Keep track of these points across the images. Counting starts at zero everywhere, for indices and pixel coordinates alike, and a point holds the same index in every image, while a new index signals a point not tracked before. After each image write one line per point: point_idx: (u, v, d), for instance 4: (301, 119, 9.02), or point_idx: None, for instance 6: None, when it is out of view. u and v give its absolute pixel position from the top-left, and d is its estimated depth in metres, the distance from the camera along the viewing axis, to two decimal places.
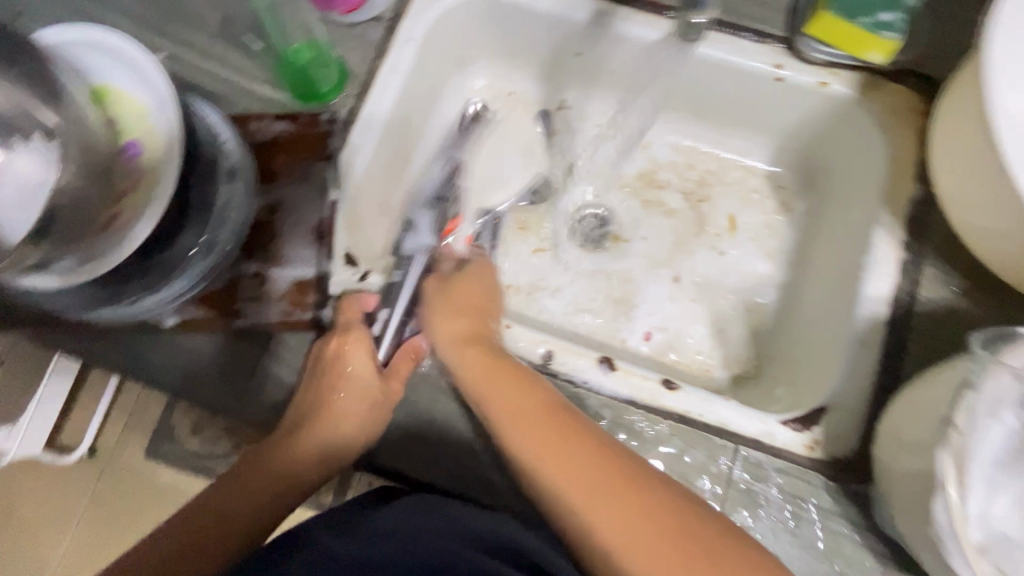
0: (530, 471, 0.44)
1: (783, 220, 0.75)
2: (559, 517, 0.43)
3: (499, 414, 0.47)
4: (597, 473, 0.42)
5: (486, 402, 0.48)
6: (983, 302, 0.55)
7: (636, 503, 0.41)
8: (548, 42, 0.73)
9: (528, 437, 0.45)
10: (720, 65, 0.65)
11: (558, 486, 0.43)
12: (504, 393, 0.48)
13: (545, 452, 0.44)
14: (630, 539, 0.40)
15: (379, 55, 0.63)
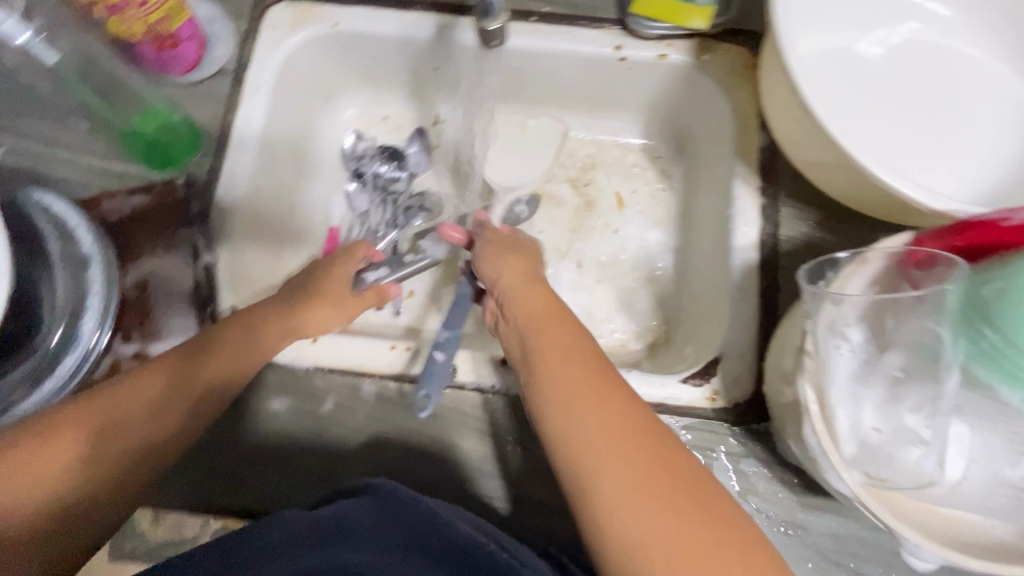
0: (557, 423, 0.42)
1: (665, 189, 0.78)
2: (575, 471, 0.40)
3: (542, 350, 0.46)
4: (626, 434, 0.40)
5: (539, 349, 0.46)
6: (836, 231, 0.59)
7: (655, 470, 0.39)
8: (405, 63, 0.73)
9: (561, 386, 0.43)
10: (568, 54, 0.68)
11: (582, 442, 0.40)
12: (552, 341, 0.46)
13: (581, 407, 0.42)
14: (642, 500, 0.37)
15: (229, 110, 0.62)
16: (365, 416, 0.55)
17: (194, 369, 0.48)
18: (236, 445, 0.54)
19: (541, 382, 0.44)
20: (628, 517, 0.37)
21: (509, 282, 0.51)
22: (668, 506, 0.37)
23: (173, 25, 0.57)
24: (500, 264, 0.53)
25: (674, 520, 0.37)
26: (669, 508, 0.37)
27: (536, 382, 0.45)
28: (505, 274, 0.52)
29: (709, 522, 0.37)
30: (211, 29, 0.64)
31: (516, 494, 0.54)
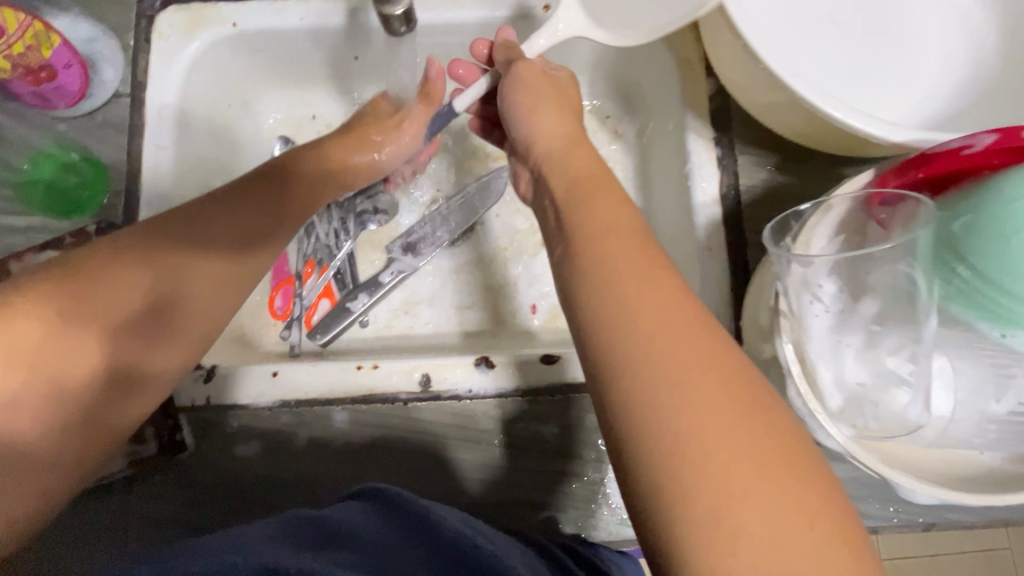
0: (604, 320, 0.32)
1: (619, 150, 0.74)
2: (617, 381, 0.30)
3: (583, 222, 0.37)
4: (689, 343, 0.30)
5: (583, 228, 0.37)
6: (796, 173, 0.57)
7: (724, 397, 0.28)
8: (323, 56, 0.67)
9: (617, 266, 0.33)
10: (495, 22, 0.63)
11: (632, 349, 0.30)
12: (601, 224, 0.36)
13: (636, 304, 0.31)
14: (700, 425, 0.28)
15: (135, 139, 0.57)
16: (343, 443, 0.53)
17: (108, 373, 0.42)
18: (216, 491, 0.52)
19: (590, 258, 0.34)
20: (678, 443, 0.28)
21: (553, 136, 0.46)
22: (737, 440, 0.27)
23: (46, 53, 0.51)
24: (535, 104, 0.48)
25: (738, 455, 0.27)
26: (735, 440, 0.27)
27: (578, 254, 0.35)
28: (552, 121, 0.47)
29: (782, 464, 0.27)
30: (94, 48, 0.56)
31: (512, 498, 0.53)
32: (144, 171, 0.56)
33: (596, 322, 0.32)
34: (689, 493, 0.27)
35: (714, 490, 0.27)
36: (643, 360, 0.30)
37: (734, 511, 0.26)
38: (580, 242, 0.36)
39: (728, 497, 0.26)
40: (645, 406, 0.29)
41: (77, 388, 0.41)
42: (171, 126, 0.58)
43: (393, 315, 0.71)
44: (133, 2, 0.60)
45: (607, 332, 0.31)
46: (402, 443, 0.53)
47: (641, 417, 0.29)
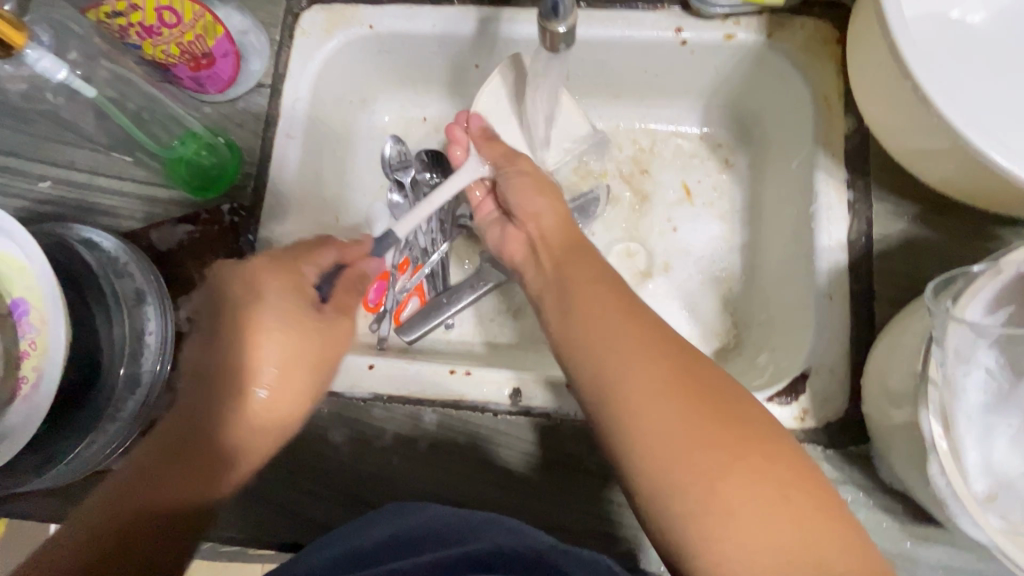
0: (597, 367, 0.41)
1: (728, 180, 0.71)
2: (615, 414, 0.39)
3: (572, 281, 0.48)
4: (662, 378, 0.39)
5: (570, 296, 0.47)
6: (936, 228, 0.52)
7: (699, 408, 0.37)
8: (444, 62, 0.69)
9: (588, 315, 0.44)
10: (621, 43, 0.62)
11: (623, 410, 0.39)
12: (586, 292, 0.46)
13: (612, 352, 0.41)
14: (681, 451, 0.36)
15: (270, 127, 0.60)
16: (427, 445, 0.53)
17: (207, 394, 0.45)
18: (303, 472, 0.53)
19: (577, 308, 0.45)
20: (668, 449, 0.36)
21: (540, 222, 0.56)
22: (706, 444, 0.36)
23: (209, 43, 0.55)
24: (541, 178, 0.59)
25: (719, 455, 0.35)
26: (711, 463, 0.35)
27: (573, 303, 0.46)
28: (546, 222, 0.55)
29: (755, 460, 0.35)
30: (245, 40, 0.62)
31: (590, 528, 0.51)
32: (274, 158, 0.59)
33: (590, 373, 0.42)
34: (681, 497, 0.35)
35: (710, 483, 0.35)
36: (626, 399, 0.39)
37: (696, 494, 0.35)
38: (566, 318, 0.46)
39: (717, 514, 0.34)
40: (647, 452, 0.37)
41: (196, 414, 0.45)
42: (301, 118, 0.61)
43: (478, 322, 0.71)
44: None
45: (599, 384, 0.41)
46: (478, 455, 0.53)
47: (630, 433, 0.38)
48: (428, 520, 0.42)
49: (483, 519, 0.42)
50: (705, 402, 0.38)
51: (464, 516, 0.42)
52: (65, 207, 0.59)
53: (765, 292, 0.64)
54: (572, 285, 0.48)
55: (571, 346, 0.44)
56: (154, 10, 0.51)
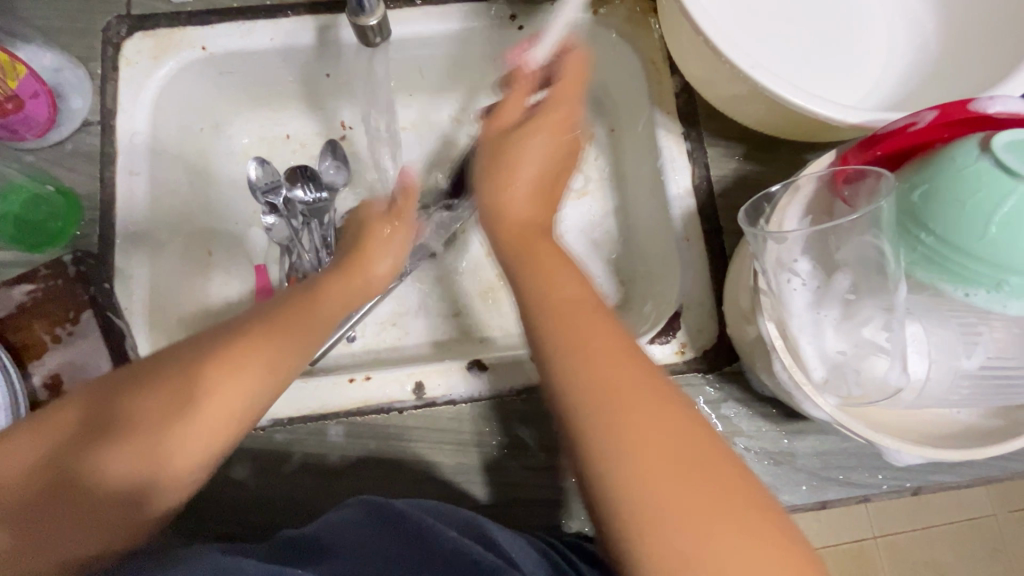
0: (582, 390, 0.37)
1: (592, 150, 0.76)
2: (596, 435, 0.36)
3: (529, 297, 0.43)
4: (641, 392, 0.37)
5: (529, 311, 0.43)
6: (761, 163, 0.59)
7: (676, 452, 0.35)
8: (293, 75, 0.67)
9: (554, 330, 0.40)
10: (463, 35, 0.64)
11: (604, 427, 0.36)
12: (555, 301, 0.42)
13: (592, 362, 0.38)
14: (659, 476, 0.34)
15: (108, 166, 0.56)
16: (339, 458, 0.52)
17: (130, 398, 0.39)
18: (211, 516, 0.50)
19: (534, 321, 0.42)
20: (642, 475, 0.34)
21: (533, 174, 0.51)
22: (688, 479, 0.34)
23: (12, 83, 0.51)
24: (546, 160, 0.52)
25: (697, 494, 0.34)
26: (687, 489, 0.34)
27: (528, 315, 0.42)
28: (514, 207, 0.50)
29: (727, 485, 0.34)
30: (61, 78, 0.57)
31: (515, 500, 0.52)
32: (119, 198, 0.56)
33: (576, 395, 0.37)
34: (657, 526, 0.33)
35: (678, 515, 0.33)
36: (609, 428, 0.36)
37: (673, 518, 0.33)
38: (530, 326, 0.42)
39: (693, 543, 0.33)
40: (626, 471, 0.35)
41: (105, 413, 0.39)
42: (144, 151, 0.58)
43: (381, 329, 0.70)
44: (98, 29, 0.59)
45: (574, 393, 0.37)
46: (392, 457, 0.52)
47: (609, 447, 0.35)
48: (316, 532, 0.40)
49: (373, 511, 0.42)
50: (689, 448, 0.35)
51: (365, 514, 0.42)
52: None
53: (640, 246, 0.69)
54: (551, 306, 0.42)
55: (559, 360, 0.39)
56: None
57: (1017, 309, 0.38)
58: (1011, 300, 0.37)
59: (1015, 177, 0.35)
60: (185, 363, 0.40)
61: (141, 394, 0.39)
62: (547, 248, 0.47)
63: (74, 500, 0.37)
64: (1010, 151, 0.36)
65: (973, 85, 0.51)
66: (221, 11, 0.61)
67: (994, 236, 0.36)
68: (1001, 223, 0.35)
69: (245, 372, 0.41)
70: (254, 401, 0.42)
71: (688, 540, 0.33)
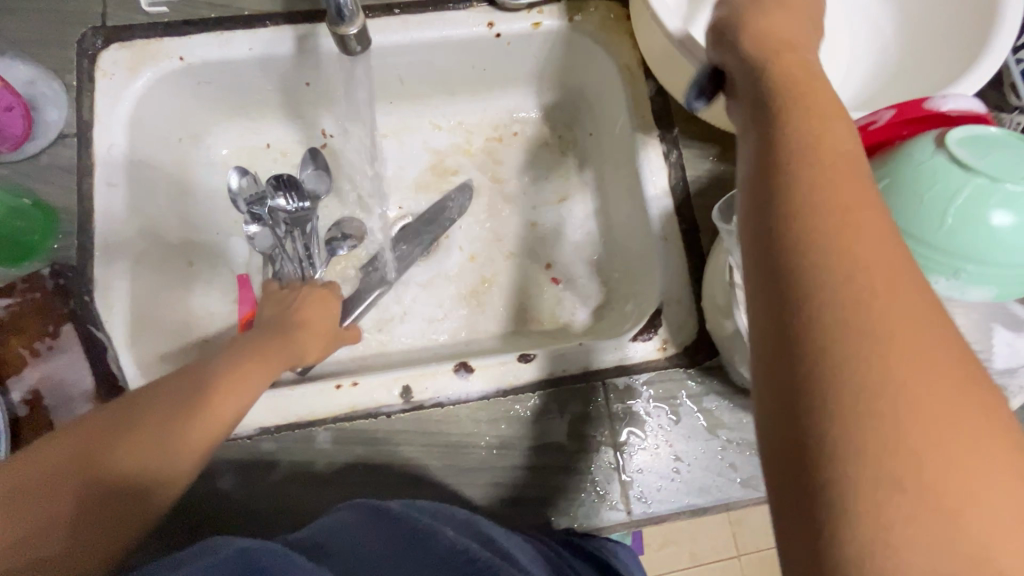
0: (825, 286, 0.24)
1: (572, 155, 0.77)
2: (837, 356, 0.23)
3: (812, 136, 0.28)
4: (905, 287, 0.24)
5: (820, 144, 0.28)
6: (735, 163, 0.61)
7: (957, 375, 0.23)
8: (273, 85, 0.68)
9: (833, 180, 0.26)
10: (442, 43, 0.65)
11: (849, 306, 0.23)
12: (827, 139, 0.28)
13: (849, 221, 0.25)
14: (931, 395, 0.22)
15: (85, 178, 0.56)
16: (328, 464, 0.52)
17: (153, 397, 0.43)
18: (198, 527, 0.50)
19: (802, 156, 0.27)
20: (909, 390, 0.22)
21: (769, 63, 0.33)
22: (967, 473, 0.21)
23: None
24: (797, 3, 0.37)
25: (982, 459, 0.22)
26: (969, 429, 0.22)
27: (797, 157, 0.27)
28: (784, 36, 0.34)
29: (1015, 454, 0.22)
30: (35, 91, 0.57)
31: (504, 499, 0.52)
32: (97, 210, 0.55)
33: (820, 275, 0.24)
34: (917, 458, 0.21)
35: (964, 522, 0.21)
36: (880, 370, 0.22)
37: (933, 459, 0.21)
38: (793, 172, 0.27)
39: (959, 496, 0.21)
40: (880, 375, 0.22)
41: (121, 415, 0.41)
42: (121, 162, 0.57)
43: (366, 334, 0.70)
44: (73, 40, 0.59)
45: (820, 255, 0.25)
46: (381, 460, 0.53)
47: (852, 340, 0.23)
48: (313, 534, 0.41)
49: (369, 513, 0.43)
50: (980, 426, 0.22)
51: (365, 516, 0.43)
52: None
53: (620, 247, 0.70)
54: (823, 160, 0.27)
55: (794, 241, 0.25)
56: None
57: (977, 295, 0.39)
58: (967, 288, 0.38)
59: (969, 170, 0.36)
60: (204, 373, 0.45)
61: (165, 395, 0.43)
62: (827, 110, 0.30)
63: (83, 495, 0.38)
64: (963, 145, 0.36)
65: (931, 85, 0.53)
66: (198, 22, 0.61)
67: (949, 227, 0.36)
68: (955, 215, 0.36)
69: (246, 380, 0.47)
70: (245, 404, 0.46)
71: (942, 551, 0.21)
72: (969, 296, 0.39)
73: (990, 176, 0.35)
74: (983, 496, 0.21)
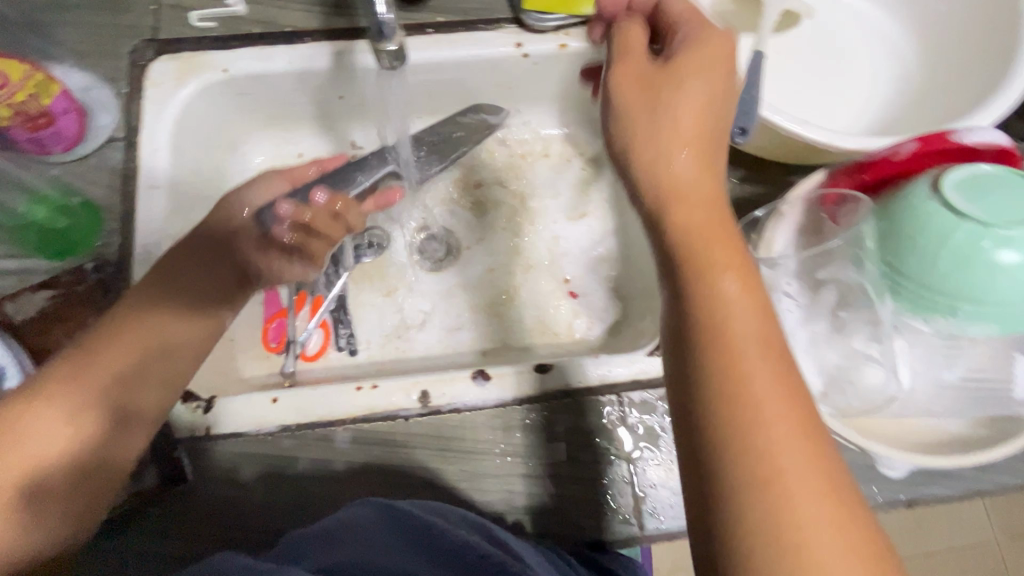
0: (728, 407, 0.33)
1: (593, 173, 0.79)
2: (755, 503, 0.31)
3: (709, 256, 0.37)
4: (770, 383, 0.33)
5: (716, 264, 0.37)
6: (757, 184, 0.62)
7: (803, 454, 0.32)
8: (308, 97, 0.71)
9: (727, 301, 0.36)
10: (470, 61, 0.68)
11: (726, 401, 0.33)
12: (719, 256, 0.37)
13: (733, 335, 0.34)
14: (783, 468, 0.31)
15: (130, 179, 0.59)
16: (344, 465, 0.53)
17: (134, 396, 0.49)
18: (219, 520, 0.51)
19: (705, 278, 0.36)
20: (764, 460, 0.31)
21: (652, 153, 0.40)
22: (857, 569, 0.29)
23: (45, 101, 0.54)
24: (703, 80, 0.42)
25: (818, 517, 0.30)
26: (813, 490, 0.31)
27: (701, 282, 0.36)
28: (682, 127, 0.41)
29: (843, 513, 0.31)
30: (89, 97, 0.60)
31: (517, 508, 0.53)
32: (139, 211, 0.57)
33: (702, 376, 0.34)
34: (767, 511, 0.30)
35: (803, 560, 0.29)
36: (746, 449, 0.32)
37: (784, 516, 0.30)
38: (702, 297, 0.36)
39: (795, 539, 0.30)
40: (745, 450, 0.32)
41: (100, 398, 0.47)
42: (165, 167, 0.61)
43: (384, 340, 0.71)
44: (126, 52, 0.63)
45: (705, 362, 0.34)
46: (397, 463, 0.53)
47: (725, 423, 0.33)
48: (346, 520, 0.44)
49: (382, 511, 0.44)
50: (807, 480, 0.31)
51: (377, 512, 0.44)
52: None
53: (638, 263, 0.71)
54: (716, 284, 0.36)
55: (699, 357, 0.35)
56: None
57: (979, 331, 0.40)
58: (965, 324, 0.40)
59: (960, 215, 0.37)
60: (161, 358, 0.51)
61: (141, 390, 0.49)
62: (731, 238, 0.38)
63: (77, 474, 0.46)
64: (956, 190, 0.38)
65: (956, 112, 0.54)
66: (242, 37, 0.64)
67: (944, 270, 0.38)
68: (948, 258, 0.38)
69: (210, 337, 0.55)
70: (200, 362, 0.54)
71: None
72: (974, 332, 0.40)
73: (981, 221, 0.37)
74: (815, 547, 0.29)
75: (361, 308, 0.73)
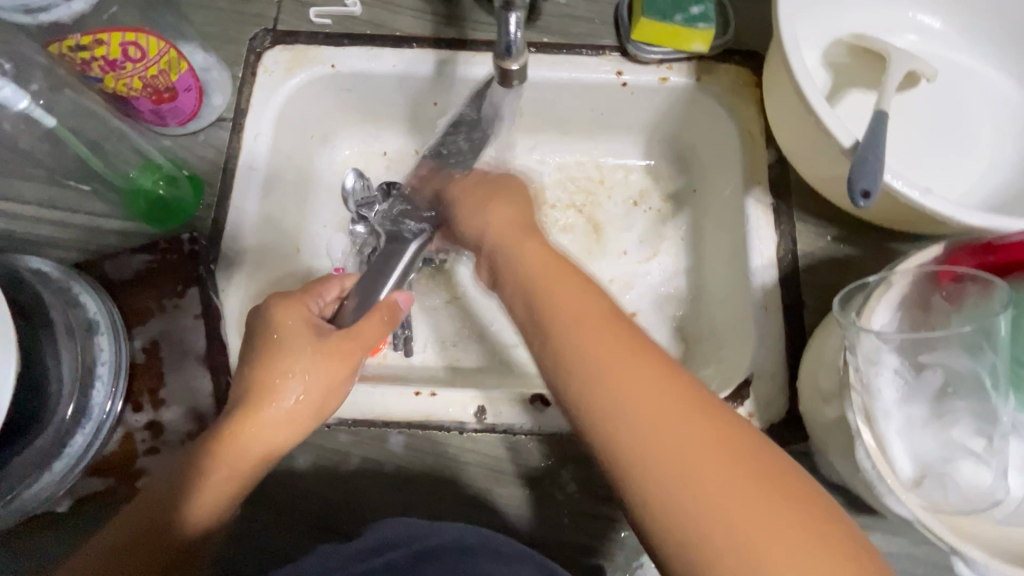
0: (602, 413, 0.40)
1: (671, 209, 0.77)
2: (648, 486, 0.37)
3: (552, 295, 0.45)
4: (631, 374, 0.40)
5: (555, 293, 0.45)
6: (851, 245, 0.59)
7: (676, 420, 0.38)
8: (404, 100, 0.72)
9: (575, 323, 0.43)
10: (568, 83, 0.68)
11: (601, 400, 0.40)
12: (561, 288, 0.46)
13: (589, 348, 0.42)
14: (659, 439, 0.38)
15: (232, 158, 0.61)
16: (394, 467, 0.53)
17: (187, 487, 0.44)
18: (266, 502, 0.52)
19: (552, 304, 0.45)
20: (641, 439, 0.38)
21: (495, 237, 0.52)
22: (797, 540, 0.35)
23: (173, 77, 0.57)
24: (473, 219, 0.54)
25: (706, 463, 0.37)
26: (700, 445, 0.37)
27: (550, 309, 0.45)
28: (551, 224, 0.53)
29: (732, 453, 0.37)
30: (208, 77, 0.63)
31: (560, 541, 0.51)
32: (235, 191, 0.60)
33: (578, 388, 0.41)
34: (661, 476, 0.37)
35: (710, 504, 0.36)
36: (629, 436, 0.39)
37: (676, 476, 0.37)
38: (554, 329, 0.44)
39: (693, 488, 0.36)
40: (628, 436, 0.39)
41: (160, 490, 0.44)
42: (264, 150, 0.63)
43: (441, 347, 0.71)
44: (246, 39, 0.66)
45: (580, 378, 0.41)
46: (446, 475, 0.53)
47: (606, 417, 0.40)
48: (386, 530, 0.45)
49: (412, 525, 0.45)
50: (687, 441, 0.38)
51: (410, 523, 0.45)
52: (11, 241, 0.58)
53: (709, 308, 0.69)
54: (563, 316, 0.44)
55: (565, 373, 0.42)
56: (119, 45, 0.53)
57: None
58: None
59: None
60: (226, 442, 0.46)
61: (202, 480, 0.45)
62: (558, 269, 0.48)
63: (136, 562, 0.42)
64: None
65: None
66: (354, 36, 0.67)
67: None
68: None
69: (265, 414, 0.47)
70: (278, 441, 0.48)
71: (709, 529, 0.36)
72: None
73: None
74: (713, 490, 0.36)
75: (420, 311, 0.73)
